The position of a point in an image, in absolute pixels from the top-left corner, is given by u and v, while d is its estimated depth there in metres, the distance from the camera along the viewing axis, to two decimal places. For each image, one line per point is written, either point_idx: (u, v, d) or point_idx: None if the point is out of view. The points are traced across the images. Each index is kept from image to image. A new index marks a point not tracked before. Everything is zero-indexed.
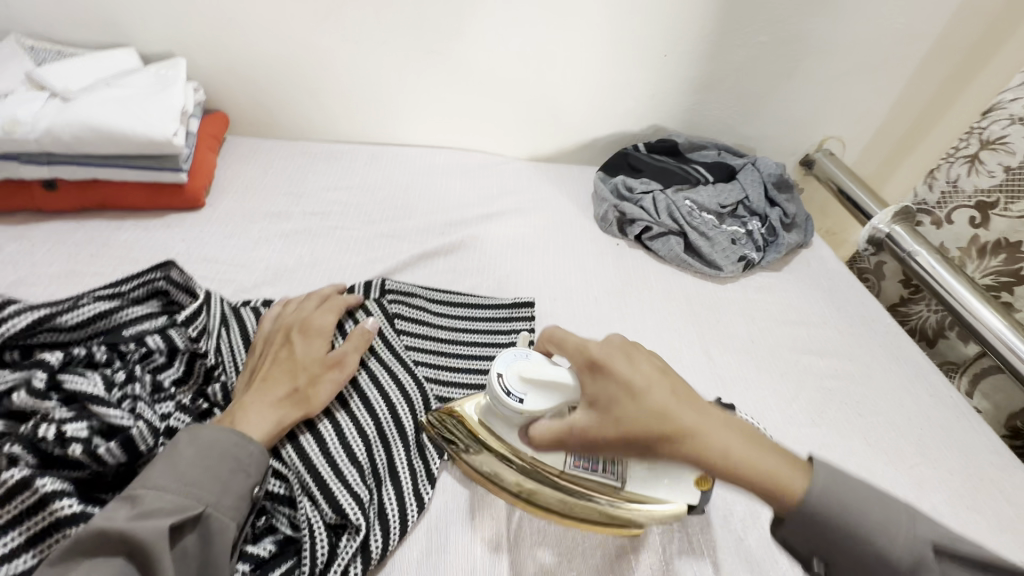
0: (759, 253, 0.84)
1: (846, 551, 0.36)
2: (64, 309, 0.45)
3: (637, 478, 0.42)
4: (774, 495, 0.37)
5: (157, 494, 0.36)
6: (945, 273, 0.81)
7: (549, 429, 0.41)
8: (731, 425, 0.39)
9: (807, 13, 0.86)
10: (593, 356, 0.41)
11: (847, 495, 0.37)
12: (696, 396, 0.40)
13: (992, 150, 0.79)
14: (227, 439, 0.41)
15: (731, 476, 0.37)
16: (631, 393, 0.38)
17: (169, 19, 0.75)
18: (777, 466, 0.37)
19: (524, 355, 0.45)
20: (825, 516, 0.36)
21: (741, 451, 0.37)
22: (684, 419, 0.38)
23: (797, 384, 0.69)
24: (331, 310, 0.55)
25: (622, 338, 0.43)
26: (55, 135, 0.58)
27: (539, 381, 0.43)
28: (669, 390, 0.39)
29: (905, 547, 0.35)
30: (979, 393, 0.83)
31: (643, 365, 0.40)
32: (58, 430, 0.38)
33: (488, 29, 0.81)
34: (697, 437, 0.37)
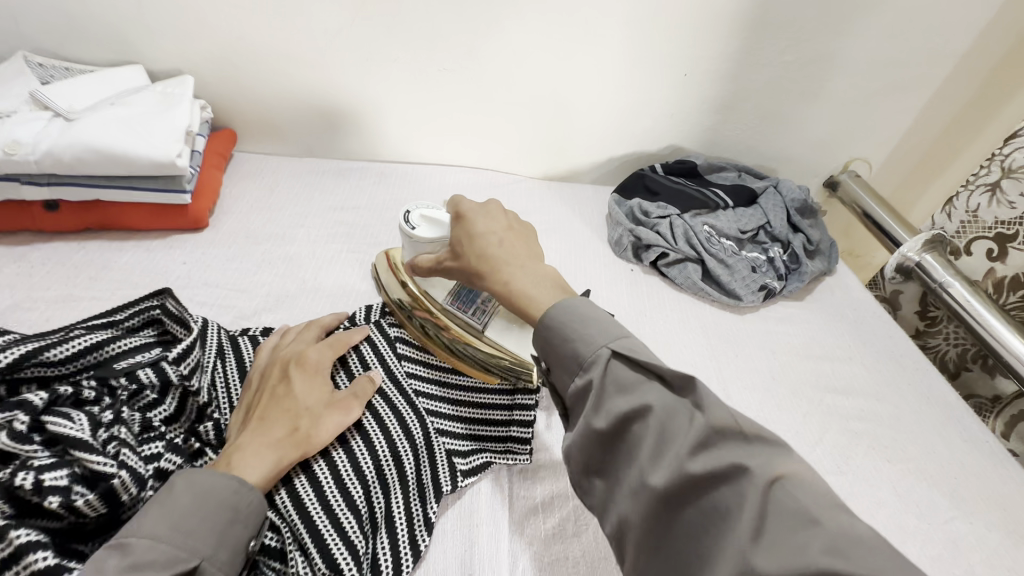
0: (781, 282, 0.81)
1: (564, 353, 0.40)
2: (53, 342, 0.43)
3: (495, 324, 0.58)
4: (524, 312, 0.44)
5: (150, 545, 0.33)
6: (978, 305, 0.78)
7: (427, 260, 0.54)
8: (536, 273, 0.47)
9: (835, 32, 0.82)
10: (466, 212, 0.51)
11: (576, 330, 0.40)
12: (526, 252, 0.48)
13: (1012, 179, 0.77)
14: (227, 485, 0.37)
15: (504, 296, 0.46)
16: (470, 235, 0.49)
17: (177, 36, 0.74)
18: (541, 296, 0.44)
19: (436, 209, 0.56)
20: (553, 321, 0.41)
21: (518, 283, 0.45)
22: (501, 254, 0.47)
23: (821, 426, 0.65)
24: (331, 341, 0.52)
25: (497, 204, 0.52)
26: (56, 156, 0.57)
27: (434, 224, 0.54)
28: (500, 236, 0.49)
29: (587, 346, 0.39)
30: (1016, 436, 0.78)
31: (491, 222, 0.50)
32: (35, 479, 0.36)
33: (502, 47, 0.79)
34: (501, 270, 0.46)
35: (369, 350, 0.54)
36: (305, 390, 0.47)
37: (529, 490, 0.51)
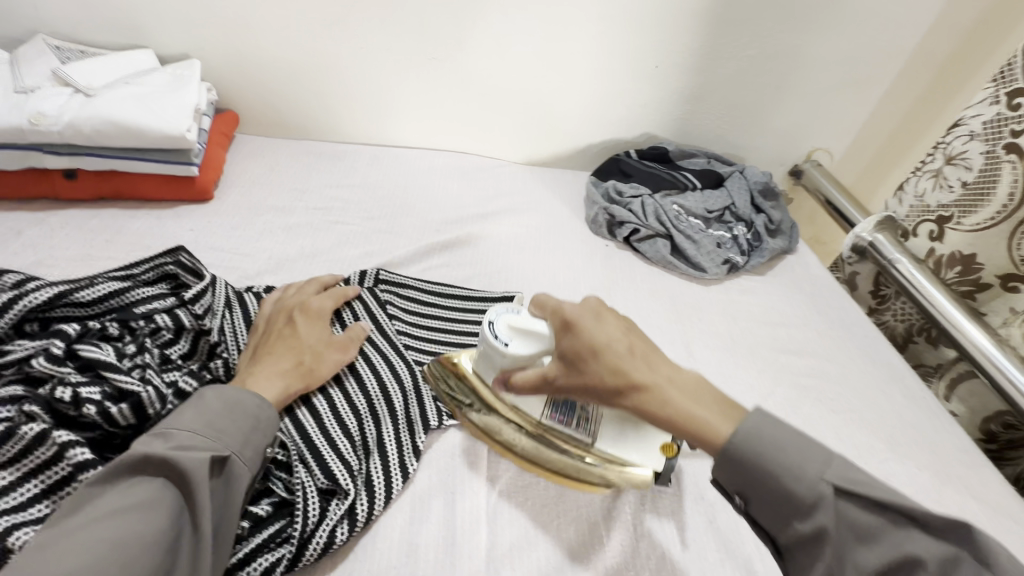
0: (744, 257, 0.88)
1: (766, 496, 0.37)
2: (81, 286, 0.49)
3: (608, 432, 0.47)
4: (697, 439, 0.39)
5: (190, 433, 0.39)
6: (922, 279, 0.85)
7: (529, 377, 0.45)
8: (687, 383, 0.41)
9: (793, 29, 0.90)
10: (569, 316, 0.44)
11: (783, 461, 0.36)
12: (655, 356, 0.43)
13: (953, 165, 0.84)
14: (251, 401, 0.44)
15: (661, 418, 0.39)
16: (593, 346, 0.42)
17: (185, 23, 0.80)
18: (711, 417, 0.39)
19: (517, 312, 0.48)
20: (743, 456, 0.37)
21: (681, 406, 0.39)
22: (636, 365, 0.41)
23: (774, 381, 0.72)
24: (329, 297, 0.59)
25: (596, 300, 0.45)
26: (77, 128, 0.62)
27: (526, 334, 0.46)
28: (626, 346, 0.42)
29: (749, 469, 0.37)
30: (956, 397, 0.86)
31: (609, 328, 0.43)
32: (73, 392, 0.41)
33: (488, 39, 0.85)
34: (653, 393, 0.40)
35: (361, 308, 0.61)
36: (308, 334, 0.53)
37: None
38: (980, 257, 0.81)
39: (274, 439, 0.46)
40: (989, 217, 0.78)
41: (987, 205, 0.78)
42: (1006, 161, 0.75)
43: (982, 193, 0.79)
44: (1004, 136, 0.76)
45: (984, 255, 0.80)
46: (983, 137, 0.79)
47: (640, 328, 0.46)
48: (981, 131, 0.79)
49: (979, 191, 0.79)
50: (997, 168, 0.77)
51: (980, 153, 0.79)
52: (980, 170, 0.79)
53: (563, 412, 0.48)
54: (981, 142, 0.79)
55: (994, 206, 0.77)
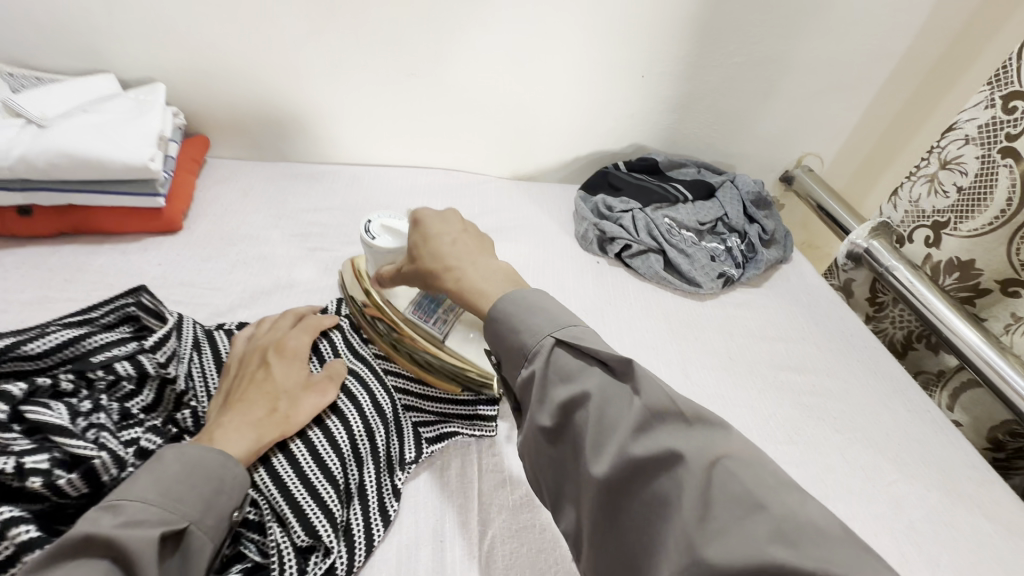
0: (739, 269, 0.85)
1: (506, 333, 0.45)
2: (31, 337, 0.45)
3: (459, 329, 0.58)
4: (472, 306, 0.49)
5: (142, 506, 0.36)
6: (922, 287, 0.82)
7: (388, 269, 0.57)
8: (487, 268, 0.51)
9: (779, 36, 0.88)
10: (417, 215, 0.55)
11: (517, 317, 0.45)
12: (479, 250, 0.53)
13: (948, 170, 0.81)
14: (213, 458, 0.40)
15: (457, 293, 0.50)
16: (427, 240, 0.53)
17: (150, 45, 0.76)
18: (489, 287, 0.49)
19: (395, 219, 0.59)
20: (498, 308, 0.46)
21: (470, 281, 0.50)
22: (454, 252, 0.52)
23: (775, 402, 0.69)
24: (306, 331, 0.55)
25: (456, 213, 0.56)
26: (28, 162, 0.58)
27: (393, 234, 0.57)
28: (452, 239, 0.53)
29: (532, 336, 0.43)
30: (959, 407, 0.84)
31: (449, 225, 0.54)
32: (17, 463, 0.37)
33: (468, 52, 0.82)
34: (461, 269, 0.50)
35: (339, 338, 0.57)
36: (283, 374, 0.50)
37: (498, 465, 0.53)
38: (978, 262, 0.79)
39: (245, 498, 0.43)
40: (985, 223, 0.77)
41: (983, 212, 0.77)
42: (1002, 165, 0.74)
43: (978, 199, 0.77)
44: (999, 139, 0.74)
45: (983, 262, 0.79)
46: (977, 141, 0.77)
47: (484, 237, 0.56)
48: (976, 135, 0.77)
49: (977, 197, 0.77)
50: (992, 172, 0.75)
51: (974, 157, 0.77)
52: (975, 175, 0.77)
53: (423, 310, 0.58)
54: (976, 146, 0.77)
55: (989, 213, 0.76)
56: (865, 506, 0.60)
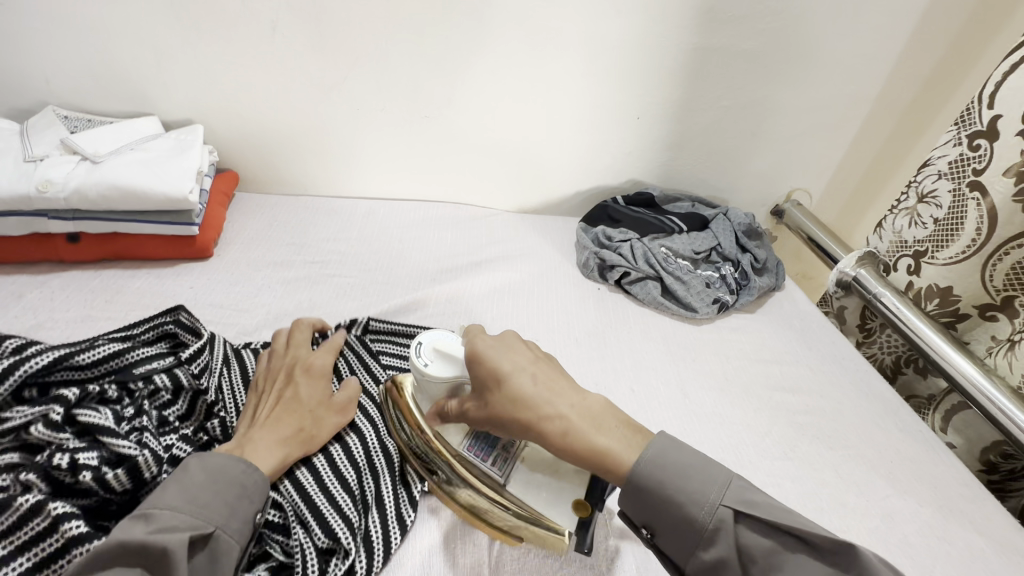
0: (733, 296, 0.90)
1: (677, 519, 0.42)
2: (82, 348, 0.49)
3: (524, 472, 0.48)
4: (607, 471, 0.44)
5: (172, 514, 0.38)
6: (908, 312, 0.87)
7: (454, 404, 0.49)
8: (587, 409, 0.46)
9: (763, 82, 0.95)
10: (482, 352, 0.47)
11: (676, 470, 0.43)
12: (564, 383, 0.48)
13: (925, 203, 0.88)
14: (235, 467, 0.43)
15: (571, 451, 0.44)
16: (501, 376, 0.46)
17: (189, 92, 0.84)
18: (619, 447, 0.44)
19: (448, 337, 0.50)
20: (646, 485, 0.43)
21: (582, 433, 0.44)
22: (545, 397, 0.46)
23: (770, 421, 0.72)
24: (326, 353, 0.58)
25: (515, 336, 0.50)
26: (83, 193, 0.65)
27: (447, 358, 0.49)
28: (532, 377, 0.47)
29: (703, 510, 0.41)
30: (951, 430, 0.86)
31: (518, 357, 0.48)
32: (71, 458, 0.41)
33: (476, 97, 0.89)
34: (564, 420, 0.45)
35: (352, 358, 0.62)
36: (308, 391, 0.53)
37: None
38: (956, 288, 0.84)
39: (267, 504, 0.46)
40: (959, 252, 0.82)
41: (957, 241, 0.82)
42: (971, 198, 0.79)
43: (952, 229, 0.83)
44: (968, 174, 0.80)
45: (961, 287, 0.83)
46: (950, 176, 0.83)
47: (555, 360, 0.51)
48: (948, 171, 0.83)
49: (949, 227, 0.83)
50: (963, 205, 0.81)
51: (948, 191, 0.84)
52: (949, 207, 0.83)
53: (481, 447, 0.49)
54: (948, 181, 0.84)
55: (961, 243, 0.81)
56: (859, 519, 0.62)
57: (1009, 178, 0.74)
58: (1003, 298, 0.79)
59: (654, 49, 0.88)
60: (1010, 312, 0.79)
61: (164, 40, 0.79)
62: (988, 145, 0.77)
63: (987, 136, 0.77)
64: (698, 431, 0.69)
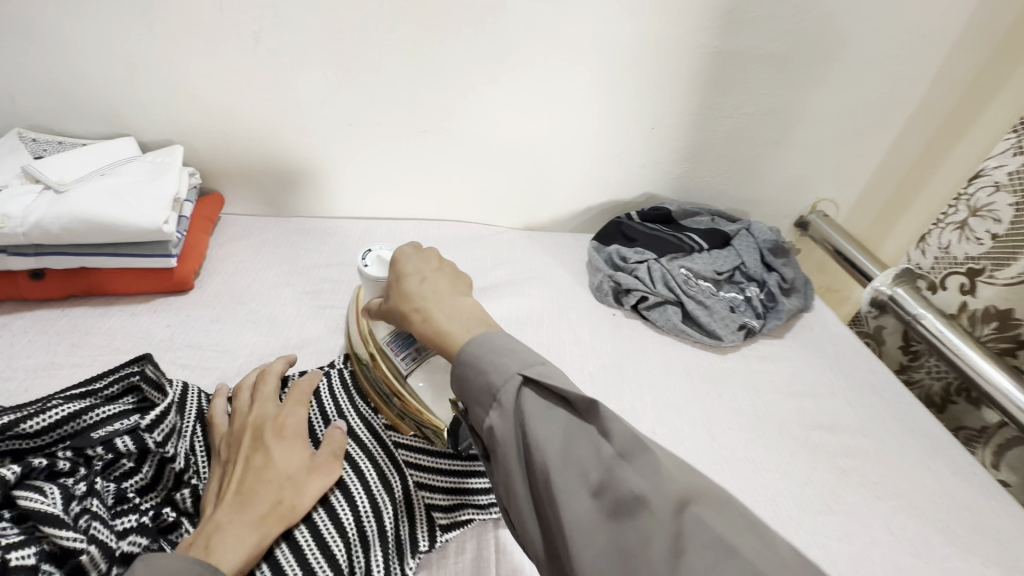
0: (760, 321, 0.82)
1: (478, 387, 0.41)
2: (30, 414, 0.43)
3: (434, 367, 0.54)
4: (443, 349, 0.45)
5: None
6: (952, 337, 0.80)
7: (375, 301, 0.55)
8: (459, 307, 0.48)
9: (788, 87, 0.88)
10: (399, 252, 0.54)
11: (489, 358, 0.41)
12: (454, 288, 0.51)
13: (979, 217, 0.79)
14: (186, 574, 0.35)
15: (424, 331, 0.47)
16: (400, 273, 0.52)
17: (169, 109, 0.78)
18: (458, 328, 0.46)
19: (392, 250, 0.59)
20: (471, 356, 0.42)
21: (438, 318, 0.47)
22: (427, 289, 0.49)
23: (808, 466, 0.65)
24: (297, 401, 0.50)
25: (437, 251, 0.55)
26: (43, 227, 0.59)
27: (384, 263, 0.56)
28: (424, 278, 0.51)
29: (501, 374, 0.40)
30: (1006, 466, 0.78)
31: (424, 263, 0.52)
32: (1, 560, 0.34)
33: (477, 109, 0.83)
34: (427, 305, 0.48)
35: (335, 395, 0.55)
36: (284, 451, 0.46)
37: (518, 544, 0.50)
38: (1017, 312, 0.76)
39: None
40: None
41: (1022, 258, 0.73)
42: None
43: (1014, 247, 0.74)
44: None
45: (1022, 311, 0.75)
46: (1009, 188, 0.75)
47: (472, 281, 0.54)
48: (1007, 183, 0.75)
49: (1012, 245, 0.75)
50: None
51: (1008, 204, 0.75)
52: (1010, 222, 0.75)
53: (398, 344, 0.55)
54: (1008, 194, 0.75)
55: None
56: None
57: None
58: None
59: (670, 53, 0.81)
60: None
61: (140, 54, 0.73)
62: None
63: None
64: (729, 480, 0.62)
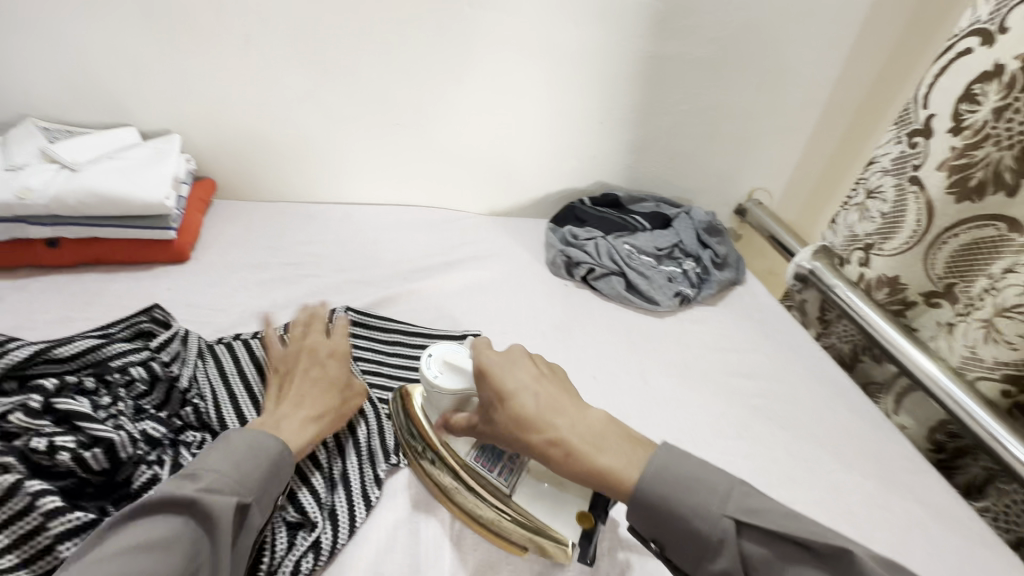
0: (694, 290, 0.94)
1: (679, 529, 0.42)
2: (59, 344, 0.52)
3: (528, 481, 0.51)
4: (611, 489, 0.45)
5: (218, 477, 0.43)
6: (858, 301, 0.92)
7: (461, 418, 0.51)
8: (589, 424, 0.47)
9: (718, 87, 1.01)
10: (483, 365, 0.49)
11: (687, 498, 0.43)
12: (569, 400, 0.49)
13: (873, 199, 0.92)
14: (271, 447, 0.47)
15: (574, 470, 0.46)
16: (502, 392, 0.48)
17: (166, 103, 0.88)
18: (620, 460, 0.45)
19: (457, 350, 0.53)
20: (647, 497, 0.43)
21: (584, 452, 0.45)
22: (547, 419, 0.47)
23: (726, 405, 0.76)
24: (341, 339, 0.61)
25: (522, 349, 0.52)
26: (60, 200, 0.68)
27: (456, 369, 0.52)
28: (535, 396, 0.48)
29: (709, 523, 0.41)
30: (903, 411, 0.91)
31: (519, 374, 0.49)
32: (48, 441, 0.43)
33: (443, 104, 0.94)
34: (563, 435, 0.46)
35: None
36: (332, 372, 0.57)
37: None
38: (903, 278, 0.89)
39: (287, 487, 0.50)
40: (904, 242, 0.86)
41: (901, 232, 0.87)
42: (911, 192, 0.84)
43: (896, 223, 0.87)
44: (909, 169, 0.85)
45: (907, 276, 0.88)
46: (893, 172, 0.88)
47: (564, 374, 0.53)
48: (892, 167, 0.88)
49: (895, 219, 0.87)
50: (904, 199, 0.85)
51: (893, 186, 0.88)
52: (893, 201, 0.88)
53: (487, 458, 0.52)
54: (893, 177, 0.88)
55: (906, 233, 0.86)
56: (806, 492, 0.66)
57: (943, 172, 0.79)
58: (944, 285, 0.84)
59: (613, 56, 0.93)
60: (951, 298, 0.83)
61: (142, 53, 0.82)
62: (925, 142, 0.82)
63: (924, 134, 0.82)
64: (657, 415, 0.73)
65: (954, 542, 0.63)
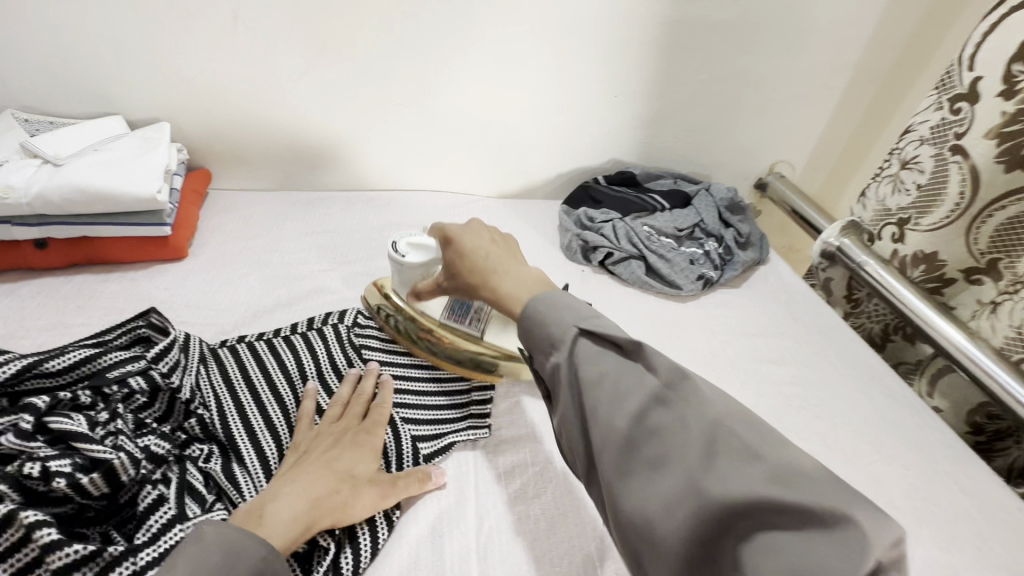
0: (717, 271, 0.89)
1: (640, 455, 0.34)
2: (50, 356, 0.48)
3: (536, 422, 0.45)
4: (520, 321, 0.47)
5: None
6: (892, 281, 0.87)
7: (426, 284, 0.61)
8: (524, 277, 0.50)
9: (739, 53, 0.94)
10: (445, 231, 0.56)
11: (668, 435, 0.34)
12: (511, 257, 0.53)
13: (908, 170, 0.86)
14: (255, 546, 0.38)
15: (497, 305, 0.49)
16: (460, 250, 0.54)
17: (153, 88, 0.82)
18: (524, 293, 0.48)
19: (419, 235, 0.63)
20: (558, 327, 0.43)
21: (508, 291, 0.49)
22: (486, 263, 0.52)
23: (756, 393, 0.73)
24: (379, 421, 0.54)
25: (481, 223, 0.56)
26: (45, 197, 0.63)
27: (421, 249, 0.62)
28: (483, 252, 0.53)
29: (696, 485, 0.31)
30: (938, 393, 0.87)
31: (478, 238, 0.54)
32: (42, 467, 0.40)
33: (445, 79, 0.87)
34: (492, 281, 0.50)
35: (334, 347, 0.62)
36: (352, 461, 0.49)
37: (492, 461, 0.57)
38: (942, 254, 0.83)
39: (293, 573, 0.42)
40: (942, 218, 0.81)
41: (942, 204, 0.81)
42: (952, 161, 0.78)
43: (936, 194, 0.81)
44: (950, 138, 0.79)
45: (947, 252, 0.82)
46: (932, 141, 0.82)
47: (514, 244, 0.56)
48: (930, 136, 0.82)
49: (933, 193, 0.82)
50: (945, 169, 0.79)
51: (931, 155, 0.82)
52: (932, 171, 0.82)
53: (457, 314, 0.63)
54: (931, 146, 0.82)
55: (946, 207, 0.80)
56: None
57: (991, 141, 0.73)
58: (988, 261, 0.78)
59: (626, 23, 0.86)
60: (995, 276, 0.78)
61: (122, 36, 0.77)
62: (969, 108, 0.76)
63: (968, 98, 0.76)
64: None
65: (1003, 535, 0.60)
